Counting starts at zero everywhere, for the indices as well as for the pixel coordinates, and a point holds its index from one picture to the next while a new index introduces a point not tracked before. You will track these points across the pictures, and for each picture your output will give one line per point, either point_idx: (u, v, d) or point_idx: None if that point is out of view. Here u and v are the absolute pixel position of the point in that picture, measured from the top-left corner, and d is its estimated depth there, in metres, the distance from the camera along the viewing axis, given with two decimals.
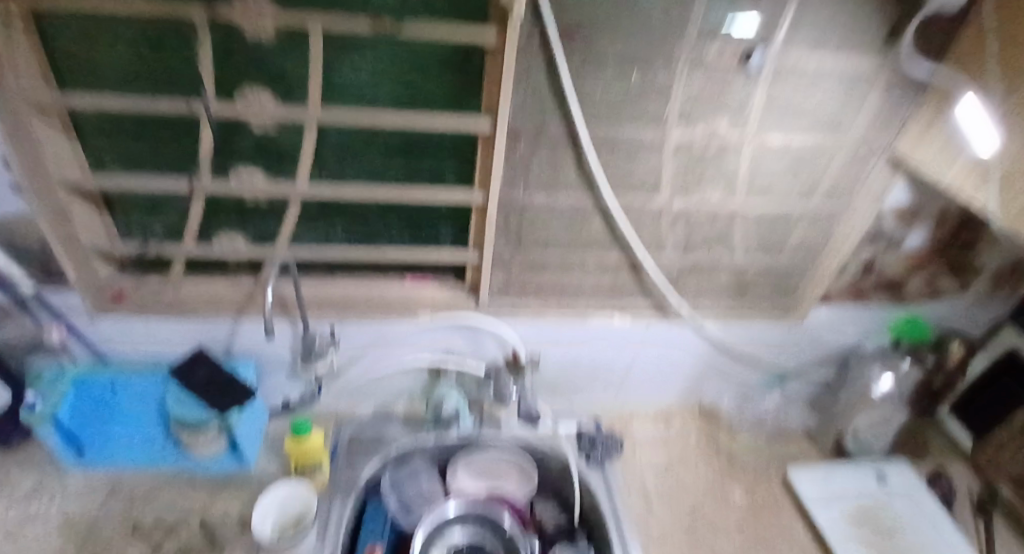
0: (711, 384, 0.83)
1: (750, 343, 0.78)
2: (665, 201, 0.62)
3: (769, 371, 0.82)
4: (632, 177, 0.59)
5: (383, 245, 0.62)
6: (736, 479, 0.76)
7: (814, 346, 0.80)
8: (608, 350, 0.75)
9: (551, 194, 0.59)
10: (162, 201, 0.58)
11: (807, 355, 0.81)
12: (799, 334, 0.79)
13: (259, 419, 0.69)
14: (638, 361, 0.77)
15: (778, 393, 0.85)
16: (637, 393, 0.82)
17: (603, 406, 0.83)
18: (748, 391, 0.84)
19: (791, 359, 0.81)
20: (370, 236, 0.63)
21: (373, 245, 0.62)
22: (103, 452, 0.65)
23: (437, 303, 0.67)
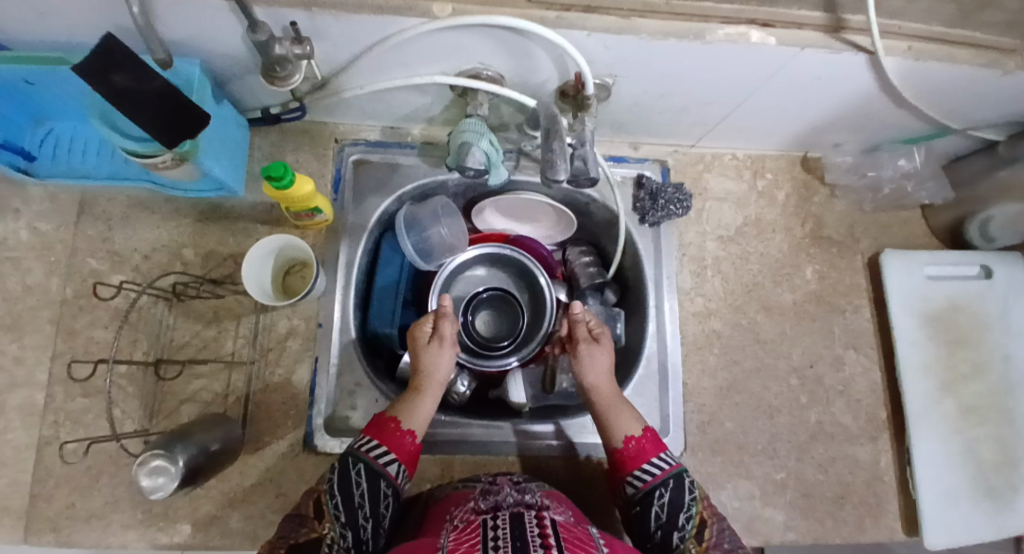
0: (920, 335, 0.75)
1: (837, 133, 0.74)
2: (745, 62, 0.56)
3: (914, 313, 0.76)
4: (713, 36, 0.51)
5: (434, 44, 0.54)
6: (761, 411, 0.72)
7: (899, 278, 0.76)
8: (678, 188, 0.74)
9: (646, 16, 0.51)
10: (168, 13, 0.49)
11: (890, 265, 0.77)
12: (909, 261, 0.77)
13: (241, 150, 0.68)
14: (705, 269, 0.76)
15: (826, 282, 0.77)
16: (721, 221, 0.77)
17: (658, 285, 0.74)
18: (824, 177, 0.80)
19: (902, 298, 0.76)
20: (417, 49, 0.55)
21: (424, 53, 0.56)
22: (54, 165, 0.65)
23: (523, 63, 0.58)
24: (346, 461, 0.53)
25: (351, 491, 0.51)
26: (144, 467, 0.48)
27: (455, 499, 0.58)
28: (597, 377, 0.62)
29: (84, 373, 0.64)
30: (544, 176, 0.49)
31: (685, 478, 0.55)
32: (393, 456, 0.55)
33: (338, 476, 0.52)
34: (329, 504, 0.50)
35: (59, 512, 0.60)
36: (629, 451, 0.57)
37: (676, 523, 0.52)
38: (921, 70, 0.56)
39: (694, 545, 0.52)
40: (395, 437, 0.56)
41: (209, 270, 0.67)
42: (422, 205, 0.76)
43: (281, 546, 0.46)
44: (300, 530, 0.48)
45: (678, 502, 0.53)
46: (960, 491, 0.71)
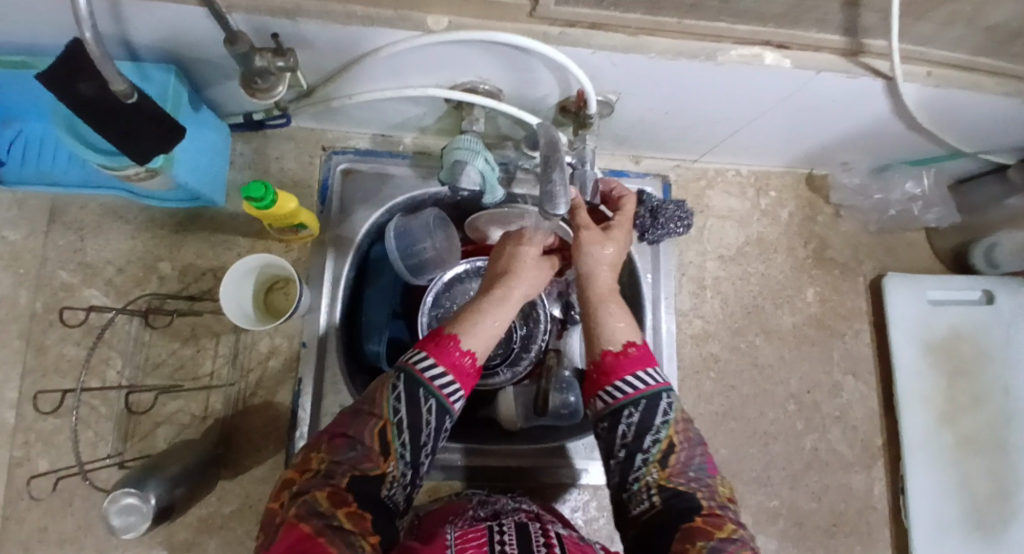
0: (919, 361, 0.74)
1: (846, 152, 0.72)
2: (756, 81, 0.53)
3: (914, 339, 0.75)
4: (722, 56, 0.49)
5: (428, 54, 0.50)
6: (758, 437, 0.71)
7: (901, 303, 0.75)
8: (681, 205, 0.71)
9: (653, 33, 0.47)
10: (136, 17, 0.45)
11: (890, 289, 0.76)
12: (911, 284, 0.76)
13: (219, 157, 0.64)
14: (707, 289, 0.73)
15: (829, 304, 0.76)
16: (723, 241, 0.75)
17: (660, 306, 0.71)
18: (830, 195, 0.78)
19: (903, 323, 0.75)
20: (411, 60, 0.51)
21: (415, 62, 0.52)
22: (22, 170, 0.61)
23: (522, 77, 0.54)
24: (419, 392, 0.46)
25: (419, 427, 0.45)
26: (115, 505, 0.45)
27: (452, 508, 0.58)
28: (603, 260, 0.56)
29: (48, 408, 0.60)
30: (543, 211, 0.45)
31: (661, 399, 0.50)
32: (456, 384, 0.48)
33: (408, 409, 0.45)
34: (395, 442, 0.44)
35: (26, 538, 0.57)
36: (606, 365, 0.51)
37: (641, 445, 0.48)
38: (940, 95, 0.54)
39: (658, 470, 0.47)
40: (455, 357, 0.49)
41: (186, 285, 0.63)
42: (413, 216, 0.71)
43: (343, 477, 0.41)
44: (360, 466, 0.42)
45: (648, 422, 0.49)
46: (953, 521, 0.71)
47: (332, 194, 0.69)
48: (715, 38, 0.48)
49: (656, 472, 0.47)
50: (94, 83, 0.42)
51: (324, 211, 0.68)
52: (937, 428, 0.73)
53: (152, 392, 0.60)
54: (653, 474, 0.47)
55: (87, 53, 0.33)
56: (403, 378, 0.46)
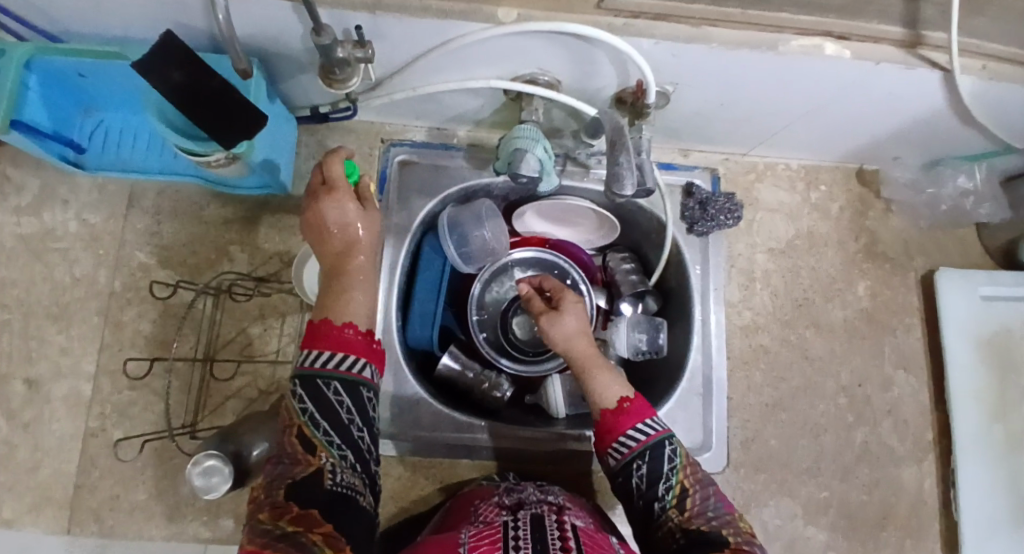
0: (972, 357, 0.74)
1: (899, 147, 0.72)
2: (814, 73, 0.54)
3: (966, 336, 0.74)
4: (783, 47, 0.49)
5: (498, 46, 0.52)
6: (805, 430, 0.70)
7: (953, 299, 0.74)
8: (728, 199, 0.72)
9: (716, 24, 0.49)
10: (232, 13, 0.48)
11: (942, 285, 0.75)
12: (963, 280, 0.75)
13: (287, 148, 0.67)
14: (756, 281, 0.74)
15: (878, 298, 0.75)
16: (773, 233, 0.75)
17: (709, 299, 0.72)
18: (880, 189, 0.78)
19: (956, 319, 0.74)
20: (477, 52, 0.54)
21: (480, 54, 0.54)
22: (105, 157, 0.65)
23: (583, 68, 0.56)
24: (317, 385, 0.43)
25: (335, 410, 0.43)
26: (198, 467, 0.48)
27: (479, 493, 0.60)
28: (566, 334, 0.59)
29: (139, 372, 0.64)
30: (609, 190, 0.48)
31: (666, 444, 0.50)
32: (358, 359, 0.46)
33: (314, 401, 0.43)
34: (316, 433, 0.42)
35: (104, 503, 0.61)
36: (605, 423, 0.53)
37: (656, 494, 0.48)
38: (993, 89, 0.54)
39: (677, 513, 0.47)
40: (338, 334, 0.46)
41: (254, 267, 0.66)
42: (465, 207, 0.73)
43: (277, 489, 0.38)
44: (294, 470, 0.40)
45: (657, 471, 0.49)
46: (1006, 517, 0.70)
47: (389, 184, 0.72)
48: (775, 29, 0.49)
49: (677, 515, 0.47)
50: (185, 72, 0.47)
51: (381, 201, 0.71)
52: (989, 426, 0.72)
53: (234, 361, 0.64)
54: (673, 517, 0.47)
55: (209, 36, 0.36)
56: (300, 382, 0.44)
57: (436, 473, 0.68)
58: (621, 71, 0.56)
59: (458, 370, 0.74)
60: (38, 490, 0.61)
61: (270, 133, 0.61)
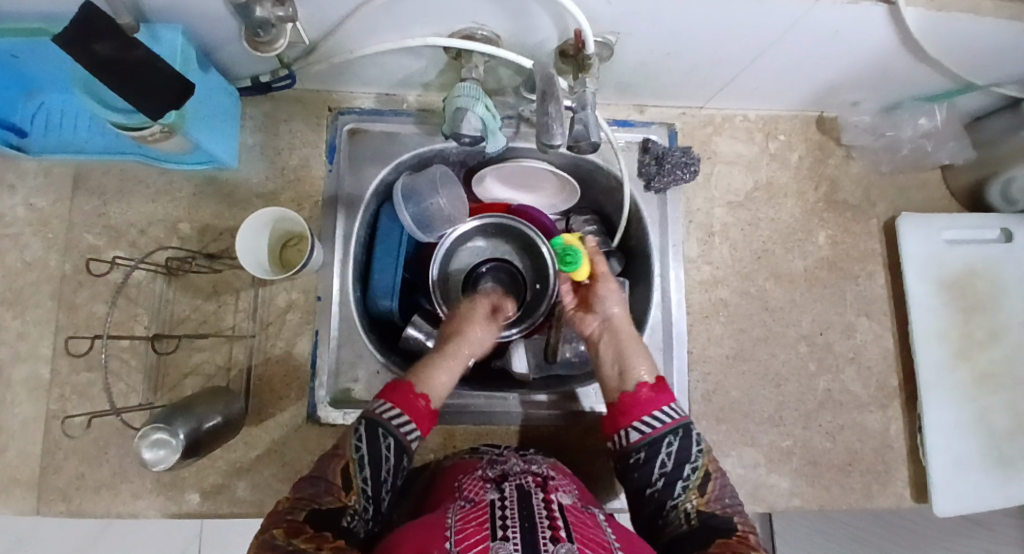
0: (935, 301, 0.73)
1: (856, 90, 0.70)
2: (756, 14, 0.52)
3: (929, 281, 0.74)
4: None
5: (429, 0, 0.51)
6: (768, 380, 0.71)
7: (916, 243, 0.74)
8: (685, 152, 0.71)
9: None
10: None
11: (904, 230, 0.74)
12: (926, 224, 0.75)
13: (230, 121, 0.66)
14: (715, 234, 0.73)
15: (840, 245, 0.75)
16: (732, 185, 0.75)
17: (667, 256, 0.72)
18: (840, 136, 0.77)
19: (918, 264, 0.74)
20: (410, 7, 0.52)
21: (412, 9, 0.52)
22: (47, 139, 0.63)
23: (519, 19, 0.54)
24: (377, 433, 0.52)
25: (380, 463, 0.51)
26: (146, 440, 0.48)
27: (463, 467, 0.58)
28: (613, 313, 0.67)
29: (83, 349, 0.64)
30: (540, 141, 0.48)
31: (692, 431, 0.56)
32: (411, 424, 0.56)
33: (369, 447, 0.51)
34: (357, 477, 0.50)
35: (71, 482, 0.61)
36: (641, 396, 0.59)
37: (681, 473, 0.54)
38: (944, 23, 0.52)
39: (696, 496, 0.53)
40: (411, 400, 0.57)
41: (205, 244, 0.66)
42: (421, 174, 0.72)
43: (303, 510, 0.45)
44: (324, 498, 0.47)
45: (684, 453, 0.55)
46: (969, 456, 0.71)
47: (339, 153, 0.71)
48: None
49: (695, 499, 0.52)
50: (112, 45, 0.45)
51: (330, 170, 0.70)
52: (952, 368, 0.72)
53: (178, 338, 0.64)
54: (692, 500, 0.53)
55: None
56: (365, 421, 0.53)
57: None
58: (558, 20, 0.54)
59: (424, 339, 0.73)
60: (5, 473, 0.62)
61: (209, 106, 0.60)
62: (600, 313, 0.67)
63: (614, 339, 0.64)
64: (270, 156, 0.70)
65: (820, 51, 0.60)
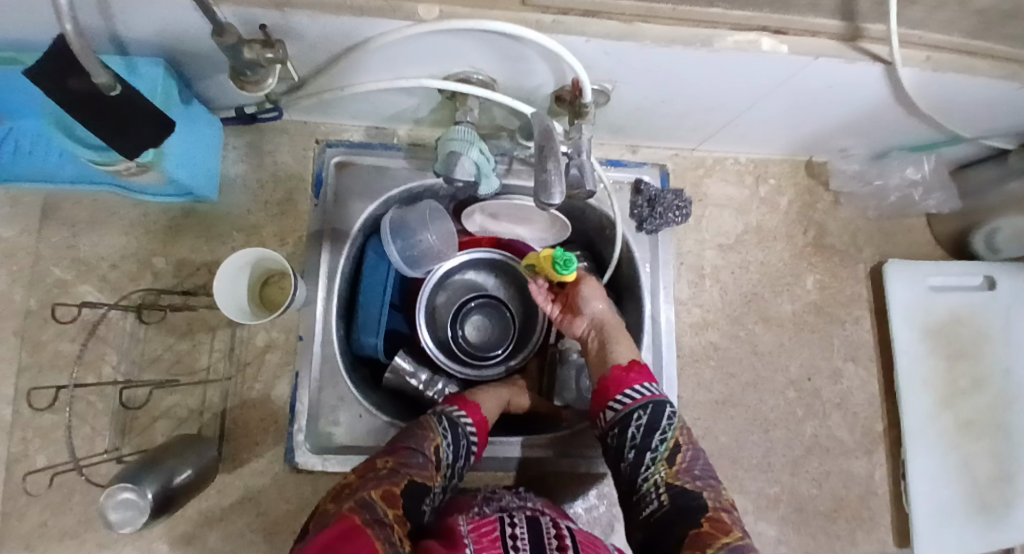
0: (918, 347, 0.74)
1: (846, 138, 0.71)
2: (752, 68, 0.51)
3: (913, 327, 0.74)
4: (719, 40, 0.47)
5: (426, 44, 0.49)
6: (756, 425, 0.71)
7: (901, 289, 0.75)
8: (675, 194, 0.71)
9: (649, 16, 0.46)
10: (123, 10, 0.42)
11: (890, 276, 0.75)
12: (910, 271, 0.75)
13: (212, 150, 0.63)
14: (705, 277, 0.73)
15: (827, 289, 0.76)
16: (724, 228, 0.75)
17: (658, 298, 0.71)
18: (829, 180, 0.77)
19: (903, 311, 0.74)
20: (405, 49, 0.50)
21: (406, 52, 0.51)
22: (16, 166, 0.59)
23: (515, 64, 0.53)
24: (458, 428, 0.56)
25: (458, 455, 0.55)
26: (112, 500, 0.44)
27: (459, 504, 0.56)
28: (595, 312, 0.65)
29: (43, 403, 0.60)
30: (538, 200, 0.46)
31: (664, 407, 0.56)
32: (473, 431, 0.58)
33: (452, 437, 0.55)
34: (443, 461, 0.52)
35: (29, 533, 0.58)
36: (613, 376, 0.58)
37: (650, 445, 0.54)
38: (937, 81, 0.52)
39: (666, 468, 0.53)
40: (478, 416, 0.60)
41: (181, 280, 0.63)
42: (410, 209, 0.71)
43: (403, 477, 0.46)
44: (422, 471, 0.48)
45: (655, 424, 0.55)
46: (950, 502, 0.72)
47: (325, 186, 0.68)
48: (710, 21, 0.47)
49: (665, 471, 0.52)
50: (85, 79, 0.42)
51: (315, 204, 0.68)
52: (935, 415, 0.73)
53: (147, 387, 0.61)
54: (661, 472, 0.52)
55: (72, 48, 0.33)
56: (448, 418, 0.56)
57: None
58: (555, 67, 0.53)
59: (410, 373, 0.71)
60: None
61: (189, 139, 0.57)
62: (586, 315, 0.66)
63: (602, 333, 0.64)
64: (253, 188, 0.67)
65: (813, 101, 0.60)
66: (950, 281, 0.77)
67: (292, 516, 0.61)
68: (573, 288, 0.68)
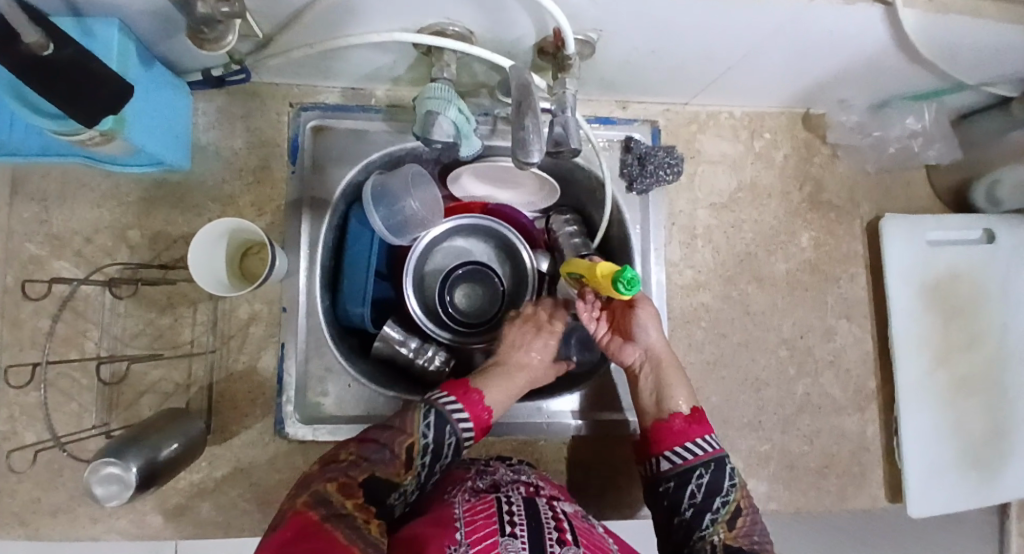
0: (914, 303, 0.73)
1: (845, 88, 0.68)
2: (744, 13, 0.48)
3: (910, 283, 0.73)
4: None
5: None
6: (748, 385, 0.70)
7: (898, 244, 0.73)
8: (666, 151, 0.68)
9: None
10: None
11: (887, 230, 0.73)
12: (909, 226, 0.74)
13: (180, 116, 0.61)
14: (698, 237, 0.72)
15: (823, 246, 0.74)
16: (717, 187, 0.72)
17: (649, 259, 0.70)
18: (827, 133, 0.74)
19: (900, 267, 0.73)
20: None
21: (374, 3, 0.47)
22: None
23: (493, 14, 0.50)
24: (444, 427, 0.52)
25: (440, 452, 0.51)
26: (96, 475, 0.44)
27: (452, 478, 0.55)
28: (653, 341, 0.62)
29: (22, 379, 0.60)
30: (516, 157, 0.44)
31: (725, 464, 0.57)
32: (468, 421, 0.54)
33: (435, 434, 0.51)
34: (417, 458, 0.50)
35: (25, 507, 0.58)
36: (674, 426, 0.59)
37: (711, 505, 0.55)
38: (941, 24, 0.49)
39: (724, 529, 0.54)
40: (477, 409, 0.55)
41: (158, 253, 0.62)
42: (392, 173, 0.68)
43: (364, 474, 0.46)
44: (386, 469, 0.48)
45: (717, 485, 0.55)
46: (941, 456, 0.72)
47: (301, 152, 0.66)
48: None
49: (723, 532, 0.54)
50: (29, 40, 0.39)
51: (292, 171, 0.65)
52: (928, 371, 0.73)
53: (127, 362, 0.60)
54: (719, 532, 0.54)
55: None
56: (435, 412, 0.52)
57: None
58: (534, 16, 0.50)
59: (399, 341, 0.70)
60: None
61: (153, 106, 0.55)
62: (641, 345, 0.62)
63: (658, 371, 0.61)
64: (227, 156, 0.65)
65: (810, 49, 0.57)
66: (948, 235, 0.75)
67: (285, 485, 0.62)
68: (625, 313, 0.63)
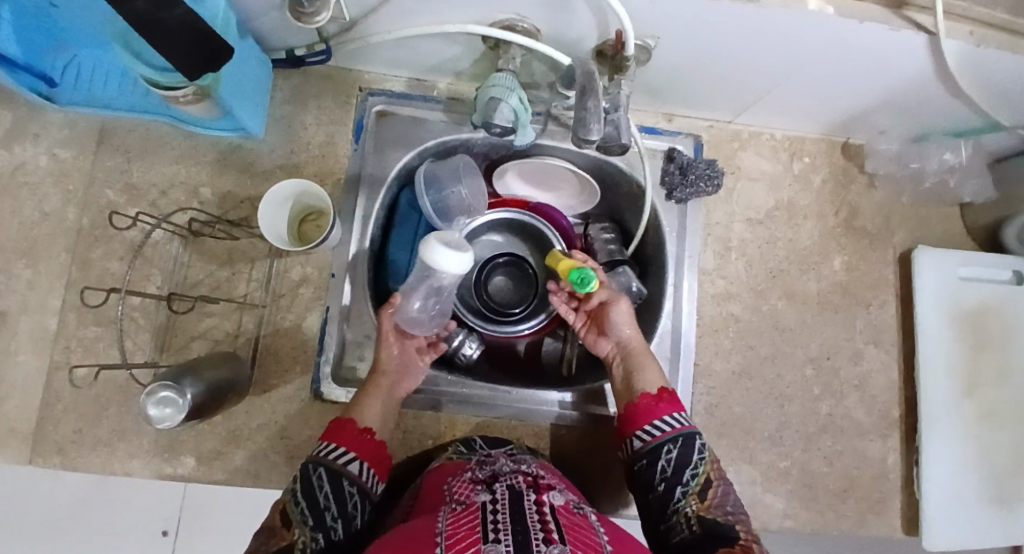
0: (944, 335, 0.73)
1: (886, 118, 0.70)
2: (797, 32, 0.51)
3: (939, 314, 0.74)
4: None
5: None
6: (772, 398, 0.71)
7: (931, 276, 0.74)
8: (707, 163, 0.71)
9: None
10: None
11: (919, 261, 0.75)
12: (941, 258, 0.75)
13: (261, 89, 0.66)
14: (731, 249, 0.74)
15: (855, 270, 0.75)
16: (754, 202, 0.75)
17: (681, 266, 0.72)
18: (864, 162, 0.77)
19: (930, 297, 0.74)
20: None
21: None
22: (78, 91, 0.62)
23: (562, 16, 0.54)
24: (328, 473, 0.50)
25: (339, 499, 0.49)
26: (152, 397, 0.46)
27: (450, 469, 0.54)
28: (625, 334, 0.65)
29: (96, 300, 0.64)
30: (576, 135, 0.48)
31: (694, 439, 0.56)
32: (359, 460, 0.53)
33: (323, 484, 0.49)
34: (296, 511, 0.47)
35: (67, 437, 0.61)
36: (641, 405, 0.59)
37: (681, 478, 0.54)
38: (985, 58, 0.51)
39: (697, 501, 0.52)
40: (356, 438, 0.54)
41: (224, 211, 0.66)
42: (442, 164, 0.73)
43: None
44: (267, 542, 0.46)
45: (686, 458, 0.55)
46: (965, 493, 0.71)
47: (364, 133, 0.70)
48: None
49: (696, 503, 0.52)
50: None
51: (354, 150, 0.70)
52: (955, 404, 0.72)
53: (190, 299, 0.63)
54: (692, 504, 0.52)
55: None
56: (314, 466, 0.50)
57: (402, 425, 0.68)
58: (600, 19, 0.54)
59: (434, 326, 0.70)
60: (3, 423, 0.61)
61: (241, 73, 0.59)
62: (613, 337, 0.65)
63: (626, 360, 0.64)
64: (296, 130, 0.70)
65: (857, 74, 0.59)
66: (980, 271, 0.76)
67: (312, 445, 0.63)
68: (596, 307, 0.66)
